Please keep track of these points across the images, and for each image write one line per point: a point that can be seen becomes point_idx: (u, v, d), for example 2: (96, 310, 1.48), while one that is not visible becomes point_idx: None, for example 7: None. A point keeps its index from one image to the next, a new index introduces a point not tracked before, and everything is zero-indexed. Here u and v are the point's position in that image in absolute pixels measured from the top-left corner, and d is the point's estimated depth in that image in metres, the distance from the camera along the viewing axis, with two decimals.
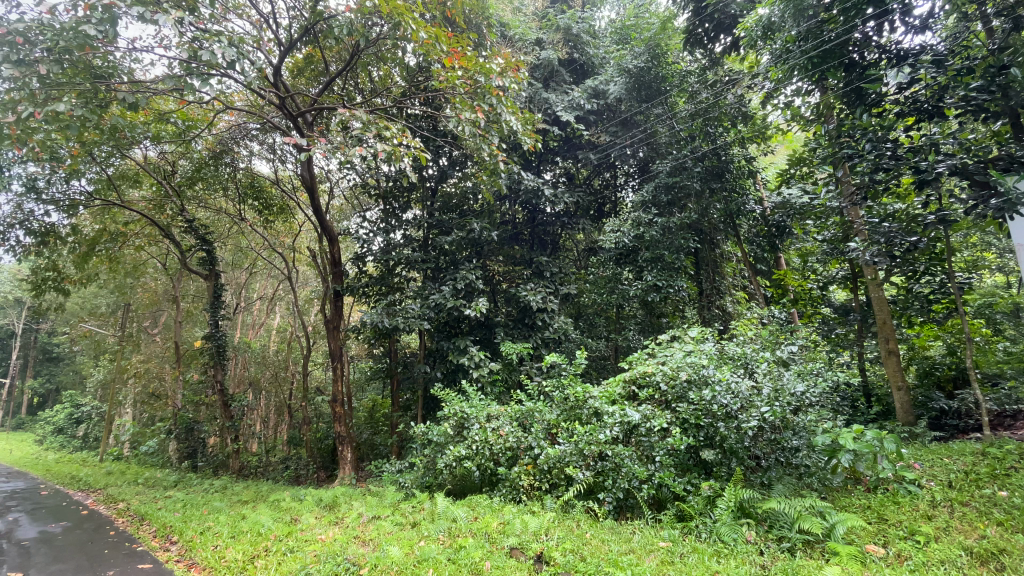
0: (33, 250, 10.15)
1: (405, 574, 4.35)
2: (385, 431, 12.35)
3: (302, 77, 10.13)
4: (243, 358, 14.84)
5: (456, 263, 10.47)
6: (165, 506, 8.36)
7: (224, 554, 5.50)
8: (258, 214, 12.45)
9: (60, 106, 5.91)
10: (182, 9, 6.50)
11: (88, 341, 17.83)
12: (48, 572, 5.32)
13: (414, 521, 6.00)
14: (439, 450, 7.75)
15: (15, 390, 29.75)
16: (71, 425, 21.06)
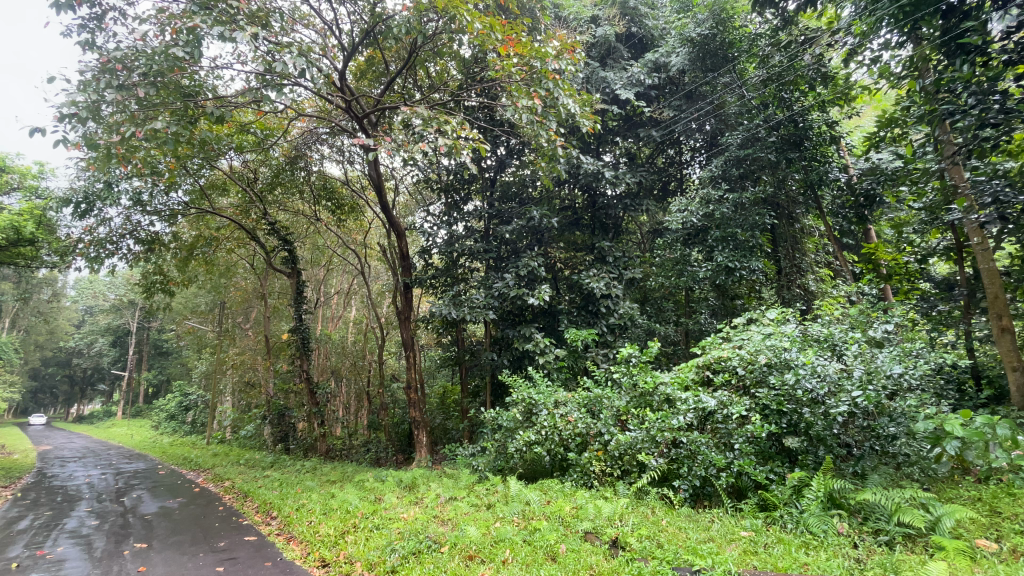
0: (142, 256, 11.42)
1: (484, 553, 4.53)
2: (456, 416, 12.78)
3: (365, 78, 10.48)
4: (324, 349, 15.82)
5: (517, 252, 10.51)
6: (265, 485, 9.22)
7: (318, 528, 5.98)
8: (331, 213, 13.16)
9: (157, 124, 6.58)
10: (256, 26, 6.90)
11: (192, 336, 19.84)
12: (170, 541, 6.06)
13: (489, 502, 6.20)
14: (509, 435, 7.88)
15: (134, 381, 33.81)
16: (181, 411, 23.59)
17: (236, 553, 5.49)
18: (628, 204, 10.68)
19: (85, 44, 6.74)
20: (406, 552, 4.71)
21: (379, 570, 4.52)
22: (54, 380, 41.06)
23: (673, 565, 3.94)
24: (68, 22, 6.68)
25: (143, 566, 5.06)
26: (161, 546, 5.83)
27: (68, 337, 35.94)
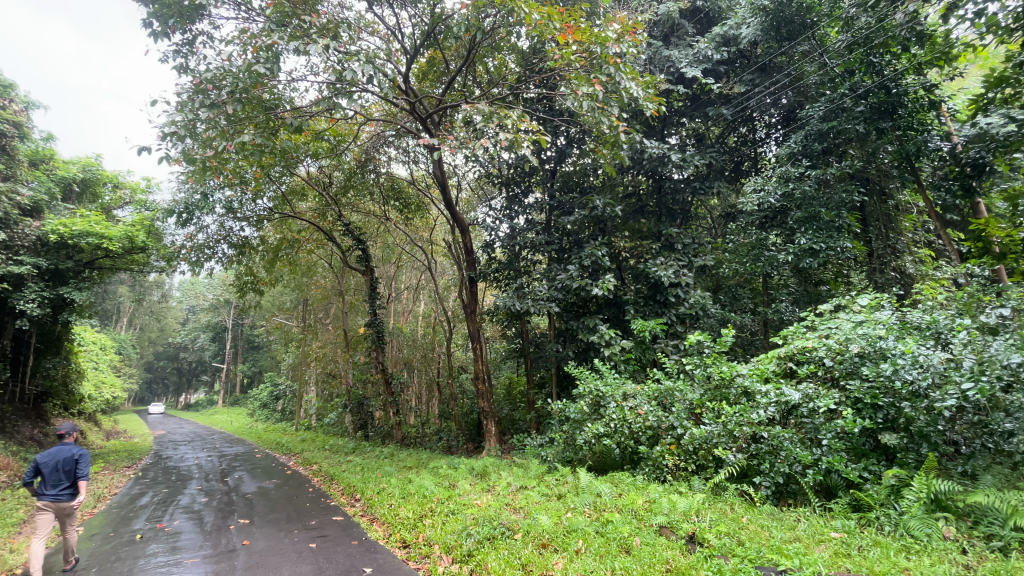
0: (235, 259, 12.55)
1: (557, 542, 4.61)
2: (524, 407, 12.97)
3: (427, 79, 10.75)
4: (397, 341, 16.57)
5: (579, 243, 10.34)
6: (349, 469, 9.90)
7: (398, 511, 6.35)
8: (399, 213, 13.75)
9: (244, 138, 7.19)
10: (328, 38, 7.15)
11: (280, 331, 21.54)
12: (269, 518, 6.71)
13: (560, 493, 6.25)
14: (577, 428, 7.83)
15: (232, 372, 37.27)
16: (273, 400, 25.76)
17: (326, 531, 5.96)
18: (696, 188, 10.03)
19: (181, 68, 7.49)
20: (481, 537, 4.87)
21: (456, 553, 4.72)
22: (165, 372, 46.13)
23: (756, 564, 3.78)
24: (164, 49, 7.45)
25: (247, 540, 5.64)
26: (261, 522, 6.46)
27: (176, 333, 40.17)
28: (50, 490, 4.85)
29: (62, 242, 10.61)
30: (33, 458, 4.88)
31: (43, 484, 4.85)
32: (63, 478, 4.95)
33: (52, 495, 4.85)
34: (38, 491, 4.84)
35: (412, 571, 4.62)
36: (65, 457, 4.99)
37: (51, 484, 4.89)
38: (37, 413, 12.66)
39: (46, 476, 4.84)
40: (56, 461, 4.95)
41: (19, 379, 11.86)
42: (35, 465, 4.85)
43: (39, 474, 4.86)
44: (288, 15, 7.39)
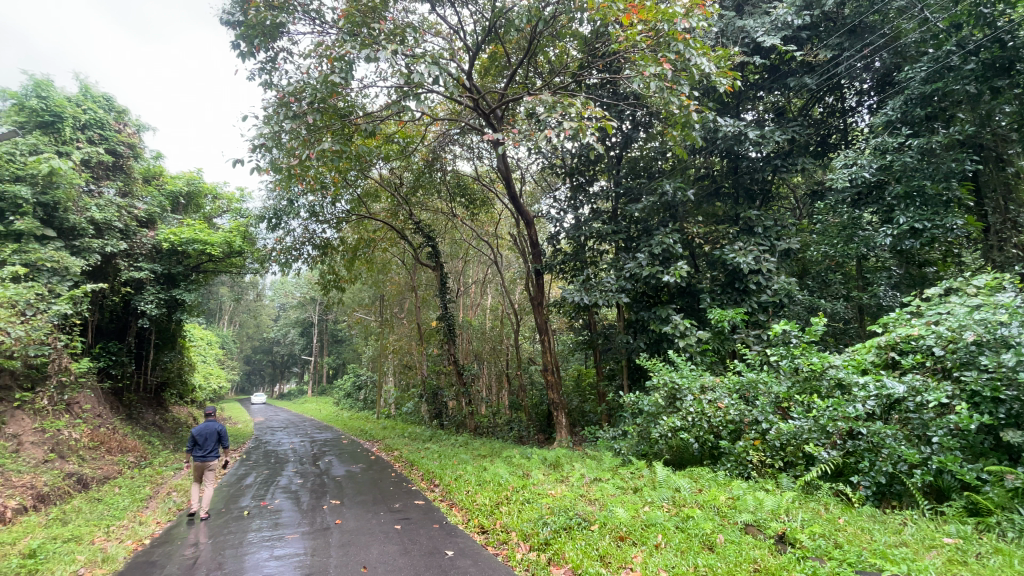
0: (318, 259, 13.45)
1: (635, 536, 4.51)
2: (593, 399, 12.85)
3: (489, 74, 10.78)
4: (467, 334, 16.96)
5: (649, 231, 9.96)
6: (427, 456, 10.35)
7: (476, 498, 6.54)
8: (466, 209, 14.05)
9: (323, 145, 7.65)
10: (396, 43, 7.35)
11: (360, 326, 22.86)
12: (358, 500, 7.17)
13: (635, 486, 6.12)
14: (652, 421, 7.57)
15: (319, 364, 40.12)
16: (355, 390, 27.41)
17: (409, 514, 6.26)
18: (778, 166, 9.26)
19: (266, 84, 8.09)
20: (557, 526, 4.90)
21: (533, 541, 4.78)
22: (261, 364, 50.42)
23: (855, 569, 3.49)
24: (251, 67, 8.09)
25: (339, 519, 6.05)
26: (350, 503, 6.91)
27: (269, 330, 43.76)
28: (201, 453, 6.59)
29: (173, 249, 11.83)
30: (191, 429, 6.59)
31: (197, 448, 6.59)
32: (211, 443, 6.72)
33: (201, 457, 6.59)
34: (193, 452, 6.60)
35: (490, 555, 4.72)
36: (210, 430, 6.69)
37: (201, 448, 6.64)
38: (159, 400, 14.29)
39: (199, 442, 6.54)
40: (205, 433, 6.68)
41: (144, 371, 13.35)
42: (193, 436, 6.56)
43: (194, 441, 6.58)
44: (359, 24, 7.73)
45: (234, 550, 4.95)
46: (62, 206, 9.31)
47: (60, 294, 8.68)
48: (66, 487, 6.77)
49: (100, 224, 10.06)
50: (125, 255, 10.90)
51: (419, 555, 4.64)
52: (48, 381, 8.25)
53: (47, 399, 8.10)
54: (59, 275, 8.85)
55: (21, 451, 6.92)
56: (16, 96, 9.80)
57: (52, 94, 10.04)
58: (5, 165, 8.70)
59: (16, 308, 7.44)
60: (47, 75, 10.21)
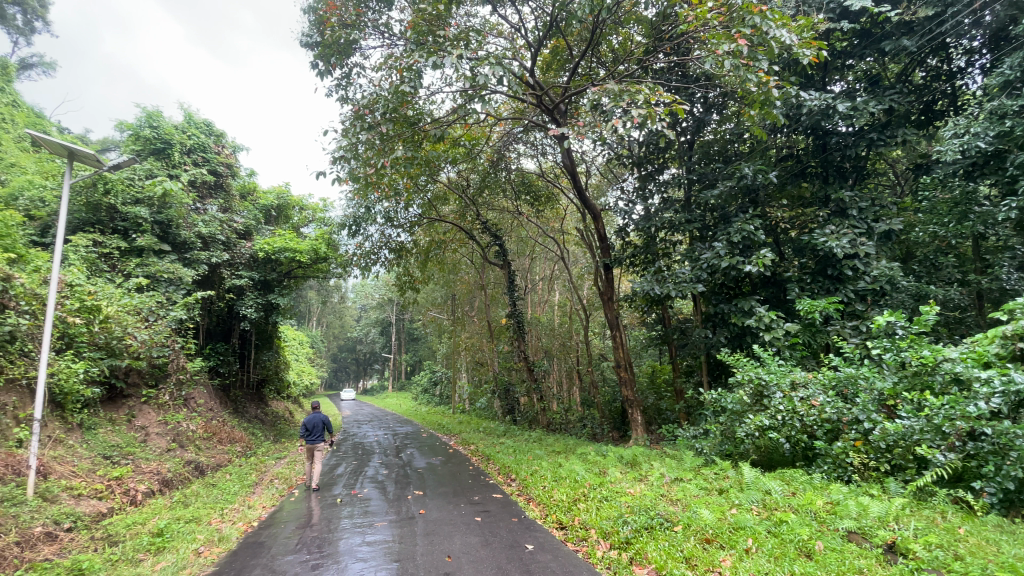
0: (394, 262, 14.08)
1: (723, 539, 4.31)
2: (670, 396, 12.43)
3: (551, 69, 10.70)
4: (536, 331, 17.03)
5: (726, 218, 9.41)
6: (502, 450, 10.51)
7: (553, 494, 6.55)
8: (531, 206, 14.11)
9: (396, 152, 7.99)
10: (460, 47, 7.47)
11: (434, 324, 23.69)
12: (439, 491, 7.46)
13: (721, 487, 5.84)
14: (736, 420, 7.13)
15: (397, 361, 42.14)
16: (432, 386, 28.48)
17: (489, 506, 6.41)
18: (874, 140, 8.35)
19: (343, 99, 8.57)
20: (638, 526, 4.79)
21: (613, 539, 4.71)
22: (346, 362, 53.73)
23: None
24: (329, 84, 8.60)
25: (423, 509, 6.32)
26: (432, 494, 7.19)
27: (351, 329, 46.54)
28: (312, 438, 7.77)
29: (267, 258, 12.85)
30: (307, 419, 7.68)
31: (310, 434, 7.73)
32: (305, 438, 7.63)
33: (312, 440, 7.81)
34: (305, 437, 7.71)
35: (571, 551, 4.70)
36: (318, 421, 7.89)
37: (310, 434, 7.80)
38: (259, 395, 15.61)
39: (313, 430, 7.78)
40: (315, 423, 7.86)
41: (246, 369, 14.61)
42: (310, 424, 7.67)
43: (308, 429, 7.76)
44: (425, 33, 7.96)
45: (331, 535, 5.31)
46: (174, 223, 10.43)
47: (176, 301, 9.75)
48: (186, 473, 7.60)
49: (206, 237, 11.16)
50: (228, 265, 12.00)
51: (501, 548, 4.73)
52: (168, 379, 9.28)
53: (168, 394, 9.11)
54: (174, 284, 9.94)
55: (149, 441, 7.85)
56: (132, 127, 11.06)
57: (161, 123, 11.21)
58: (127, 190, 9.76)
59: (141, 314, 8.44)
60: (157, 106, 11.41)
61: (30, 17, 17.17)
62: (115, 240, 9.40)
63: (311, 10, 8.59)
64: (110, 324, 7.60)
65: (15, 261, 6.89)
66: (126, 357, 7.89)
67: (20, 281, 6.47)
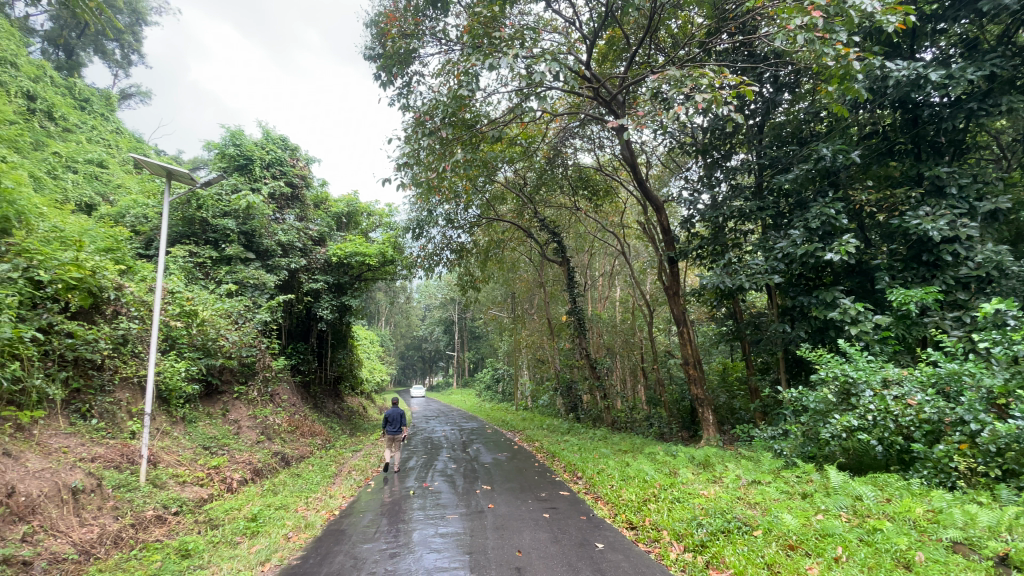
0: (455, 262, 14.38)
1: (809, 546, 4.05)
2: (743, 395, 11.85)
3: (607, 60, 10.48)
4: (598, 328, 16.83)
5: (803, 204, 8.82)
6: (567, 448, 10.47)
7: (621, 493, 6.45)
8: (589, 201, 13.94)
9: (457, 155, 8.16)
10: (516, 46, 7.50)
11: (496, 322, 24.00)
12: (506, 486, 7.56)
13: (804, 491, 5.50)
14: (820, 420, 6.67)
15: (460, 359, 43.13)
16: (495, 382, 28.90)
17: (557, 503, 6.40)
18: (973, 110, 7.43)
19: (404, 107, 8.88)
20: (714, 529, 4.61)
21: (688, 542, 4.56)
22: (412, 359, 55.70)
23: None
24: (391, 94, 8.93)
25: (492, 503, 6.42)
26: (500, 489, 7.30)
27: (416, 328, 48.16)
28: (394, 429, 8.81)
29: (340, 262, 13.57)
30: (391, 413, 8.72)
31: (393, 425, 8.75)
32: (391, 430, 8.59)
33: (392, 429, 8.82)
34: (389, 428, 8.76)
35: (643, 552, 4.60)
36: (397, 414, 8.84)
37: (393, 425, 8.81)
38: (336, 392, 16.48)
39: (394, 422, 8.81)
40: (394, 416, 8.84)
41: (324, 367, 15.45)
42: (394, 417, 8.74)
43: (391, 420, 8.80)
44: (481, 36, 8.05)
45: (406, 525, 5.52)
46: (258, 233, 11.25)
47: (261, 304, 10.54)
48: (274, 463, 8.21)
49: (285, 245, 11.96)
50: (305, 270, 12.80)
51: (571, 545, 4.71)
52: (256, 376, 10.06)
53: (256, 390, 9.89)
54: (259, 289, 10.72)
55: (241, 433, 8.53)
56: (218, 146, 12.04)
57: (243, 141, 12.11)
58: (216, 205, 10.63)
59: (231, 317, 9.20)
60: (238, 125, 12.36)
61: (127, 51, 19.10)
62: (207, 250, 10.30)
63: (372, 24, 9.00)
64: (205, 327, 8.35)
65: (125, 272, 7.71)
66: (219, 357, 8.64)
67: (130, 290, 7.24)
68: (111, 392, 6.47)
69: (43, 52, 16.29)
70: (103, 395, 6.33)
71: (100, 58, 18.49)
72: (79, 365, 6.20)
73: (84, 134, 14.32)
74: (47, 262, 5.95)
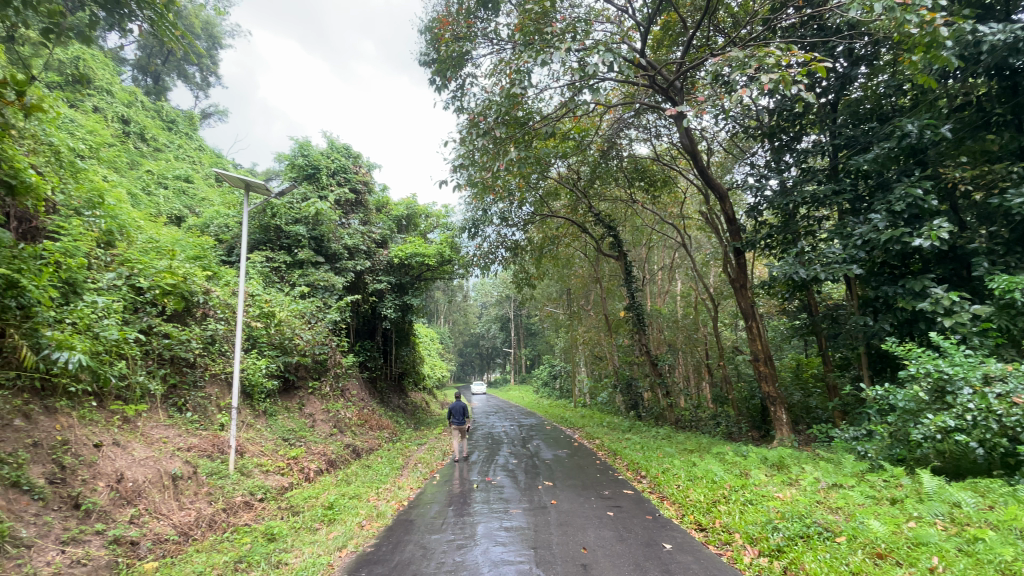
0: (510, 259, 14.47)
1: (899, 555, 3.75)
2: (820, 393, 11.14)
3: (663, 46, 10.15)
4: (658, 323, 16.39)
5: (885, 185, 8.14)
6: (629, 446, 10.29)
7: (688, 493, 6.27)
8: (646, 193, 13.57)
9: (511, 154, 8.22)
10: (569, 40, 7.43)
11: (552, 319, 23.96)
12: (568, 483, 7.55)
13: (893, 497, 5.09)
14: (910, 420, 6.14)
15: (517, 355, 43.46)
16: (552, 379, 28.87)
17: (620, 502, 6.31)
18: None
19: (458, 109, 9.04)
20: (792, 533, 4.38)
21: (763, 546, 4.35)
22: (470, 356, 56.76)
23: None
24: (445, 97, 9.14)
25: (554, 499, 6.44)
26: (562, 485, 7.31)
27: (474, 326, 49.01)
28: (458, 420, 9.08)
29: (401, 263, 14.04)
30: (455, 405, 8.98)
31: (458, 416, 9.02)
32: (454, 422, 8.91)
33: (457, 421, 9.10)
34: (454, 419, 9.04)
35: (714, 554, 4.44)
36: (460, 408, 9.07)
37: (458, 417, 9.07)
38: (400, 388, 17.10)
39: (458, 415, 9.05)
40: (456, 410, 9.07)
41: (389, 364, 16.06)
42: (459, 409, 9.01)
43: (456, 412, 9.05)
44: (532, 33, 8.04)
45: (472, 518, 5.65)
46: (326, 238, 11.88)
47: (330, 305, 11.13)
48: (346, 455, 8.67)
49: (351, 248, 12.55)
50: (369, 271, 13.36)
51: (637, 544, 4.63)
52: (328, 373, 10.64)
53: (328, 385, 10.46)
54: (328, 291, 11.32)
55: (316, 427, 9.07)
56: (288, 157, 12.81)
57: (310, 152, 12.79)
58: (288, 212, 11.33)
59: (305, 317, 9.80)
60: (305, 136, 13.08)
61: (205, 73, 20.72)
62: (282, 255, 11.00)
63: (426, 30, 9.23)
64: (282, 327, 8.93)
65: (211, 277, 8.40)
66: (295, 355, 9.20)
67: (216, 293, 7.90)
68: (202, 387, 7.07)
69: (134, 79, 17.96)
70: (196, 390, 6.93)
71: (183, 82, 20.18)
72: (175, 363, 6.83)
73: (172, 152, 15.68)
74: (146, 269, 6.60)
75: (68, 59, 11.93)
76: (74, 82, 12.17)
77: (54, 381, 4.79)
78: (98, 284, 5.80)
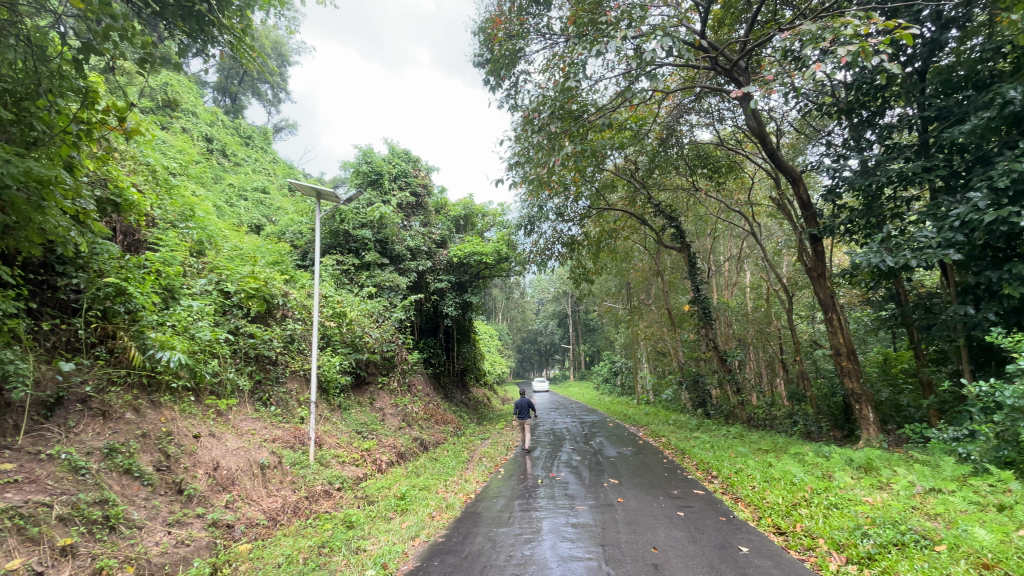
0: (567, 255, 14.35)
1: (1010, 567, 3.39)
2: (912, 390, 10.21)
3: (724, 26, 9.68)
4: (726, 316, 15.68)
5: (986, 159, 7.32)
6: (698, 445, 9.93)
7: (764, 495, 5.96)
8: (709, 180, 13.00)
9: (567, 149, 8.16)
10: (625, 27, 7.23)
11: (612, 314, 23.53)
12: (634, 481, 7.40)
13: (1002, 503, 4.59)
14: (1022, 420, 5.51)
15: (576, 352, 43.11)
16: (613, 375, 28.39)
17: (691, 502, 6.11)
18: None
19: (513, 107, 9.08)
20: (885, 541, 4.05)
21: (850, 553, 4.06)
22: (529, 353, 57.03)
23: None
24: (499, 96, 9.21)
25: (621, 497, 6.34)
26: (629, 483, 7.18)
27: (532, 322, 49.15)
28: (524, 414, 9.19)
29: (461, 262, 14.32)
30: (522, 398, 9.10)
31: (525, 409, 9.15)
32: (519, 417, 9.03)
33: (523, 415, 9.21)
34: (520, 413, 9.16)
35: (795, 560, 4.20)
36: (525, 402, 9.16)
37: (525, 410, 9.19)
38: (462, 384, 17.46)
39: (524, 409, 9.16)
40: (521, 404, 9.17)
41: (452, 361, 16.44)
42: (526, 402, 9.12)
43: (523, 406, 9.16)
44: (586, 24, 7.91)
45: (539, 513, 5.67)
46: (389, 240, 12.35)
47: (396, 304, 11.57)
48: (414, 448, 8.99)
49: (413, 249, 12.97)
50: (431, 271, 13.74)
51: (711, 546, 4.47)
52: (395, 370, 11.06)
53: (396, 381, 10.89)
54: (393, 291, 11.76)
55: (386, 422, 9.46)
56: (353, 165, 13.38)
57: (373, 158, 13.33)
58: (355, 217, 11.87)
59: (373, 317, 10.25)
60: (368, 144, 13.58)
61: (276, 90, 22.15)
62: (350, 258, 11.57)
63: (480, 31, 9.33)
64: (353, 326, 9.39)
65: (288, 280, 8.99)
66: (365, 352, 9.64)
67: (293, 295, 8.46)
68: (284, 383, 7.59)
69: (215, 100, 19.49)
70: (278, 386, 7.45)
71: (256, 99, 21.66)
72: (259, 361, 7.37)
73: (249, 165, 16.90)
74: (232, 275, 7.18)
75: (159, 86, 13.15)
76: (165, 107, 13.41)
77: (159, 378, 5.31)
78: (193, 289, 6.38)
